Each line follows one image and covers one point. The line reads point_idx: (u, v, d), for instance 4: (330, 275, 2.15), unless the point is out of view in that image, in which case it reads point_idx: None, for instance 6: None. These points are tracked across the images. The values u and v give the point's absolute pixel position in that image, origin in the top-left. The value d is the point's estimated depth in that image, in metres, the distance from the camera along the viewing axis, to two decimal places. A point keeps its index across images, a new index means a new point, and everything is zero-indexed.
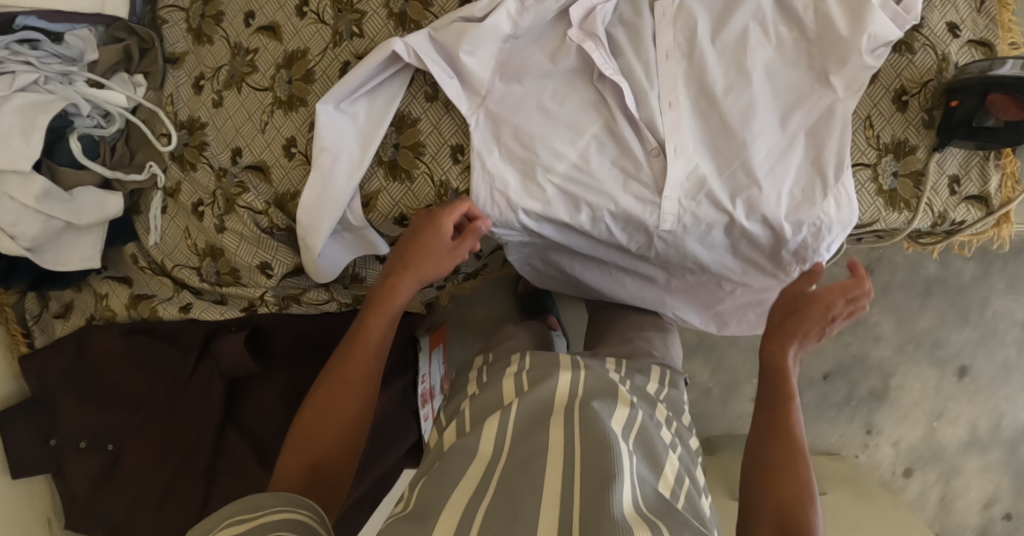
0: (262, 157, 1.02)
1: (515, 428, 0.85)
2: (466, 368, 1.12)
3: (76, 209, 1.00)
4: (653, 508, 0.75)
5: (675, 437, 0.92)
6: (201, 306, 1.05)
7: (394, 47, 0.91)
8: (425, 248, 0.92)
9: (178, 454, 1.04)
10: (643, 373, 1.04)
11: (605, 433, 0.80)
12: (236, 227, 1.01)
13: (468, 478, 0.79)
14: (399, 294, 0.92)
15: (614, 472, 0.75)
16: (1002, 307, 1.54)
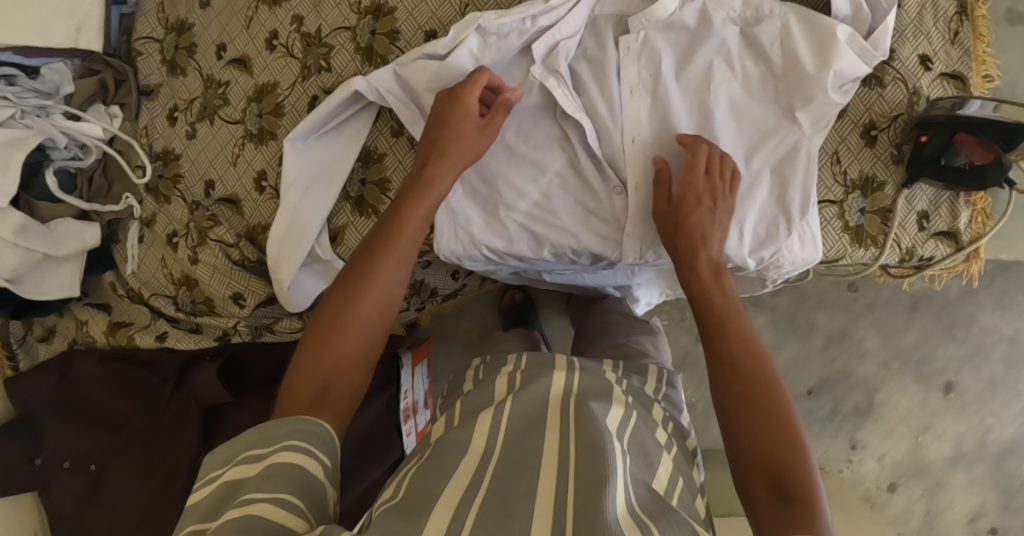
0: (234, 189, 1.03)
1: (509, 424, 0.81)
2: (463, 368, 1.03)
3: (55, 241, 1.02)
4: (648, 511, 0.72)
5: (672, 435, 0.89)
6: (177, 335, 1.07)
7: (356, 86, 0.93)
8: (449, 127, 0.88)
9: (159, 476, 1.06)
10: (640, 374, 1.00)
11: (600, 433, 0.77)
12: (209, 259, 1.03)
13: (457, 476, 0.75)
14: (435, 177, 0.88)
15: (607, 473, 0.72)
16: (989, 322, 1.52)
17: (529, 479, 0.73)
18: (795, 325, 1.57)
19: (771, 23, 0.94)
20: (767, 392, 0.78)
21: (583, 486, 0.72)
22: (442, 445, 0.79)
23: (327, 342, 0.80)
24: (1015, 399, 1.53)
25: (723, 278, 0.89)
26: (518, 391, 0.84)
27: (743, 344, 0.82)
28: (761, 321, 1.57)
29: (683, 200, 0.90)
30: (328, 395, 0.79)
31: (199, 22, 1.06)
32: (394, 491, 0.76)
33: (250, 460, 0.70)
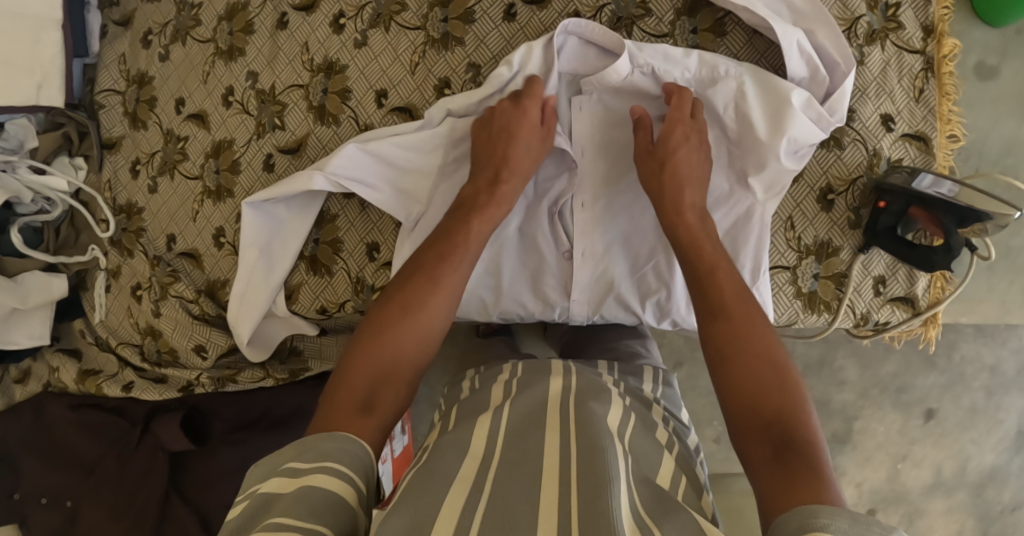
0: (194, 244, 1.05)
1: (509, 424, 0.77)
2: (456, 380, 1.00)
3: (24, 293, 1.05)
4: (654, 515, 0.67)
5: (672, 436, 0.84)
6: (142, 386, 1.10)
7: (316, 182, 0.92)
8: (512, 136, 0.88)
9: (128, 518, 1.10)
10: (636, 375, 0.95)
11: (599, 433, 0.73)
12: (171, 313, 1.06)
13: (461, 479, 0.71)
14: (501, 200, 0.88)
15: (608, 478, 0.67)
16: (970, 351, 1.44)
17: (529, 482, 0.69)
18: None
19: (724, 85, 0.90)
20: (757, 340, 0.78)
21: (587, 490, 0.66)
22: (442, 449, 0.76)
23: (387, 334, 0.79)
24: (996, 427, 1.44)
25: (706, 223, 0.88)
26: (516, 395, 0.81)
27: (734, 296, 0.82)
28: None
29: (669, 141, 0.88)
30: (377, 395, 0.76)
31: (159, 75, 1.07)
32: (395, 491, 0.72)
33: (290, 474, 0.65)
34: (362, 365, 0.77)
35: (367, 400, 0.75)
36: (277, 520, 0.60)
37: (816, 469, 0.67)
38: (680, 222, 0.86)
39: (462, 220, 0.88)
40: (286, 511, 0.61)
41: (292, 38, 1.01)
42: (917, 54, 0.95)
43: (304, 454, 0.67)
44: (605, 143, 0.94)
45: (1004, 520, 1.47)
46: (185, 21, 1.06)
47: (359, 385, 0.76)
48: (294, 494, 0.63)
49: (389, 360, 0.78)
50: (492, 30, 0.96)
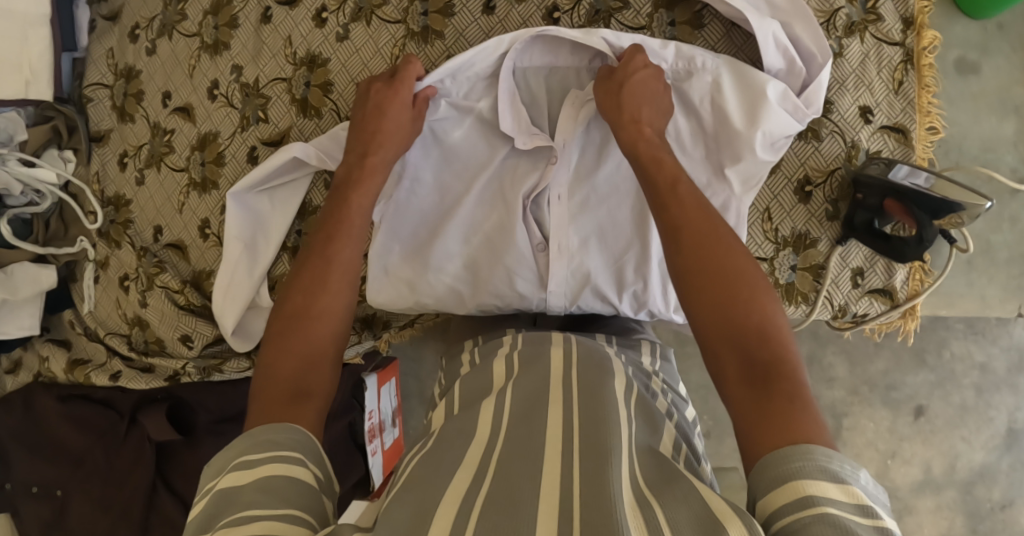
0: (180, 236, 1.06)
1: (513, 408, 0.75)
2: (456, 353, 1.03)
3: (13, 285, 1.07)
4: (655, 485, 0.66)
5: (670, 406, 0.85)
6: (129, 376, 1.11)
7: (294, 152, 0.93)
8: (385, 115, 0.90)
9: (116, 507, 1.14)
10: (634, 348, 0.95)
11: (603, 403, 0.73)
12: (157, 304, 1.07)
13: (463, 465, 0.69)
14: (377, 170, 0.90)
15: (610, 449, 0.67)
16: (960, 349, 1.43)
17: (535, 453, 0.68)
18: None
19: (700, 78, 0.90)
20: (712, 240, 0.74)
21: (592, 461, 0.66)
22: (448, 435, 0.76)
23: (306, 315, 0.79)
24: (986, 424, 1.44)
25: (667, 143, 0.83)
26: (519, 376, 0.80)
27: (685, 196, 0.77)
28: None
29: (628, 66, 0.87)
30: (306, 381, 0.75)
31: (146, 69, 1.09)
32: (397, 482, 0.73)
33: (247, 470, 0.64)
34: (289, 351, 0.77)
35: (298, 388, 0.74)
36: (253, 505, 0.60)
37: (795, 394, 0.65)
38: (637, 136, 0.83)
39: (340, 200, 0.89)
40: (261, 499, 0.61)
41: (276, 32, 1.02)
42: (896, 46, 0.95)
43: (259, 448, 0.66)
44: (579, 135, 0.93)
45: (994, 517, 1.45)
46: (171, 15, 1.08)
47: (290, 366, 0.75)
48: (261, 483, 0.62)
49: (310, 338, 0.78)
50: (471, 24, 0.96)
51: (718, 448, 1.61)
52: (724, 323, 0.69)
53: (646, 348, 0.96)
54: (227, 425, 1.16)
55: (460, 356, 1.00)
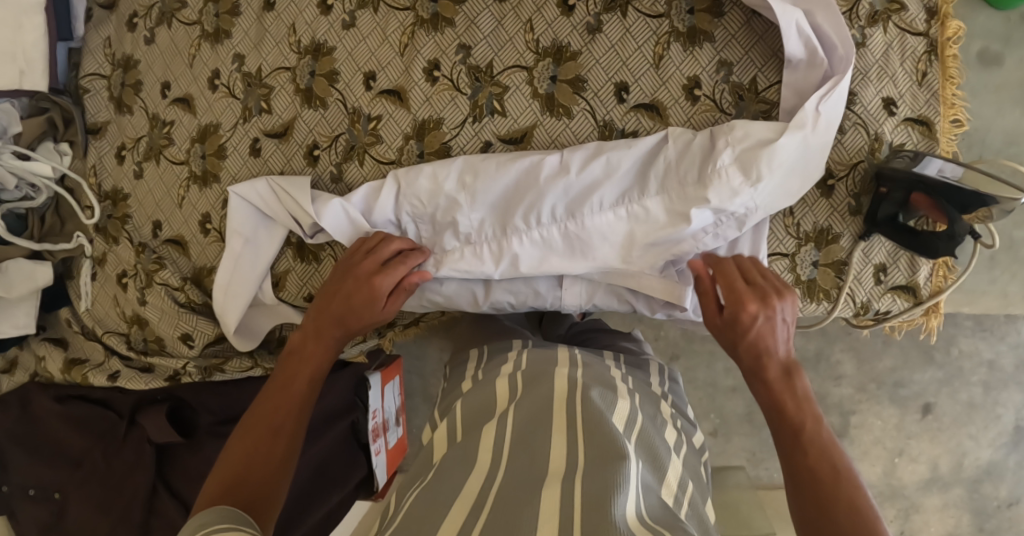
0: (181, 230, 1.03)
1: (515, 428, 0.81)
2: (460, 361, 1.08)
3: (8, 282, 1.03)
4: (659, 521, 0.70)
5: (679, 438, 0.91)
6: (128, 375, 1.08)
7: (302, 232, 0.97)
8: (360, 301, 0.89)
9: (116, 508, 1.12)
10: (643, 369, 1.06)
11: (612, 431, 0.77)
12: (156, 302, 1.03)
13: (464, 497, 0.75)
14: (333, 339, 0.91)
15: (618, 482, 0.71)
16: (968, 346, 1.39)
17: (534, 486, 0.73)
18: None
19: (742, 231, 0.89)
20: (842, 505, 0.69)
21: (594, 494, 0.69)
22: (447, 467, 0.81)
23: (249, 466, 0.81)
24: (994, 422, 1.41)
25: (797, 377, 0.79)
26: (522, 397, 0.84)
27: (812, 440, 0.75)
28: None
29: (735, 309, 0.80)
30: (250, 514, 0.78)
31: (145, 59, 1.05)
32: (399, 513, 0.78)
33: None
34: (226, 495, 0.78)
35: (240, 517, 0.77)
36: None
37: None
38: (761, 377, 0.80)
39: (297, 358, 0.91)
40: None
41: (279, 20, 0.99)
42: (920, 36, 0.92)
43: (212, 521, 0.71)
44: (597, 177, 0.88)
45: (1000, 515, 1.44)
46: (171, 3, 1.04)
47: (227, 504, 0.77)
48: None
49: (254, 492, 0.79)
50: (483, 12, 0.93)
51: (724, 446, 1.59)
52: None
53: (655, 373, 1.07)
54: (228, 426, 1.13)
55: (463, 368, 1.05)
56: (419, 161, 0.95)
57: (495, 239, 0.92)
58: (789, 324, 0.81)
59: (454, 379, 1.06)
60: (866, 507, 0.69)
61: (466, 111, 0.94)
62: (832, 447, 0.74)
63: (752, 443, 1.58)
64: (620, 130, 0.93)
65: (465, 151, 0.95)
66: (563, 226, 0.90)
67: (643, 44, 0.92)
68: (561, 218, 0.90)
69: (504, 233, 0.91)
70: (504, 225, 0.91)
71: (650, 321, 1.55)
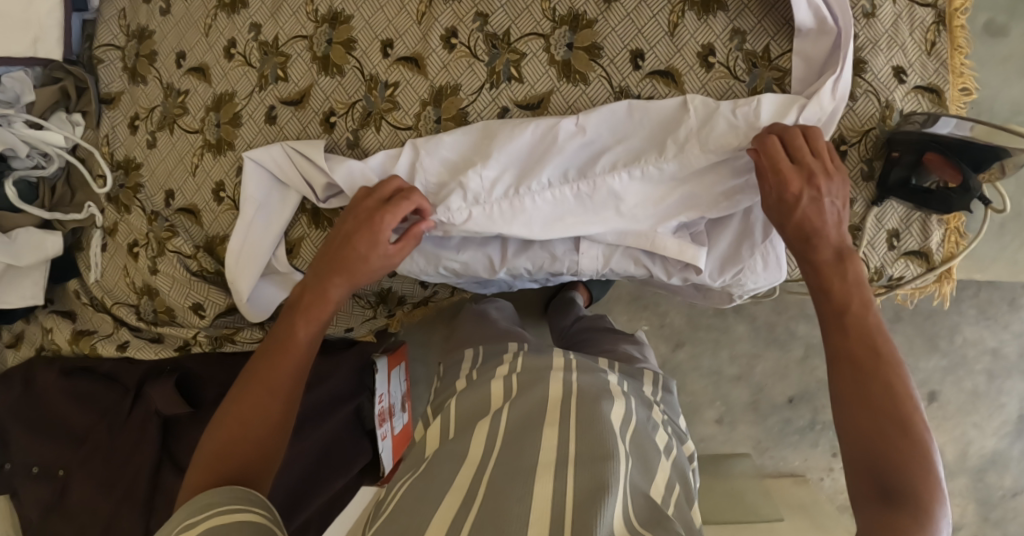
0: (193, 200, 1.02)
1: (509, 423, 0.90)
2: (456, 363, 1.15)
3: (17, 250, 1.03)
4: (645, 523, 0.81)
5: (670, 440, 0.99)
6: (138, 345, 1.07)
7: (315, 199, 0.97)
8: (359, 252, 0.89)
9: (120, 487, 1.10)
10: (637, 378, 1.14)
11: (603, 434, 0.87)
12: (168, 270, 1.02)
13: (454, 489, 0.84)
14: (330, 299, 0.91)
15: (609, 485, 0.80)
16: (973, 334, 1.40)
17: (528, 477, 0.82)
18: (774, 335, 1.52)
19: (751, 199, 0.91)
20: (881, 388, 0.72)
21: (583, 494, 0.80)
22: (454, 459, 0.88)
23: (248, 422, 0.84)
24: (998, 411, 1.42)
25: (848, 262, 0.79)
26: (519, 396, 0.93)
27: (856, 320, 0.77)
28: (740, 329, 1.52)
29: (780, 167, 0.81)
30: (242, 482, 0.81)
31: (160, 29, 1.06)
32: (390, 505, 0.86)
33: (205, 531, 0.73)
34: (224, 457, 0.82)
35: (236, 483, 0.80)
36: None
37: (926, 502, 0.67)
38: (813, 249, 0.80)
39: (291, 317, 0.91)
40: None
41: None
42: (928, 7, 0.94)
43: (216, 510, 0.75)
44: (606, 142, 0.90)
45: (1004, 505, 1.44)
46: None
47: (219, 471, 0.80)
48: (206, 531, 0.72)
49: (247, 458, 0.82)
50: None
51: (730, 434, 1.57)
52: (881, 450, 0.70)
53: (648, 382, 1.14)
54: None
55: (458, 367, 1.13)
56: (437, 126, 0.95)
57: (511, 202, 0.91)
58: (840, 202, 0.82)
59: (449, 378, 1.13)
60: (906, 396, 0.72)
61: (483, 78, 0.94)
62: (879, 334, 0.75)
63: (757, 432, 1.57)
64: (636, 96, 0.94)
65: (482, 117, 0.95)
66: (578, 188, 0.90)
67: (659, 12, 0.93)
68: (573, 177, 0.91)
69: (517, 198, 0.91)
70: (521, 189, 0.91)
71: (656, 309, 1.52)
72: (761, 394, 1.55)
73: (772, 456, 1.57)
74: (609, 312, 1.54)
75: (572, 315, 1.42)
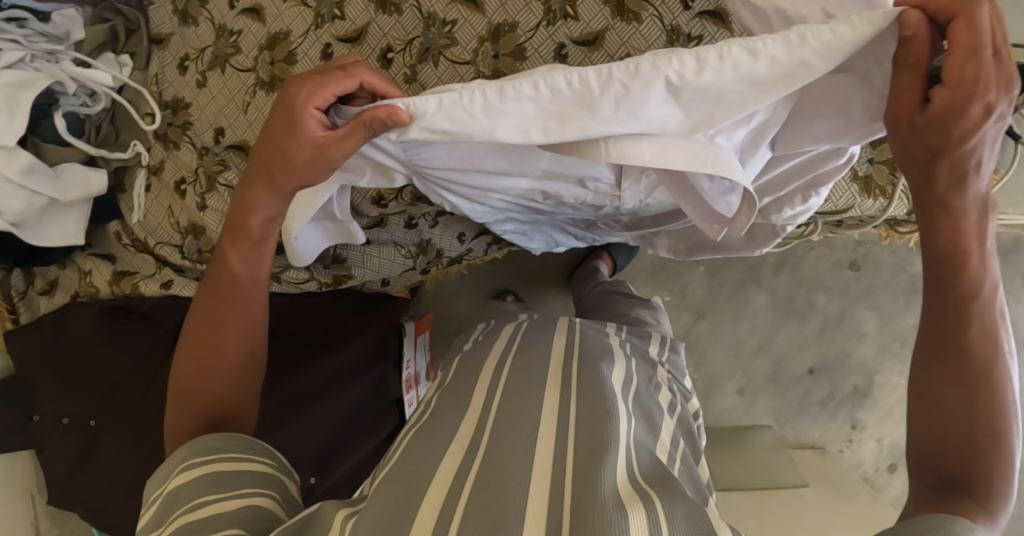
0: (245, 136, 1.02)
1: (507, 386, 0.93)
2: (463, 340, 1.22)
3: (62, 185, 1.01)
4: (650, 473, 0.78)
5: (673, 399, 1.03)
6: (183, 282, 1.06)
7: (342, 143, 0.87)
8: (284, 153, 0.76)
9: (150, 437, 1.07)
10: (644, 338, 1.18)
11: (604, 394, 0.88)
12: (217, 205, 1.02)
13: (457, 440, 0.84)
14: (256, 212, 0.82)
15: (607, 443, 0.79)
16: None
17: (533, 432, 0.82)
18: (794, 306, 1.54)
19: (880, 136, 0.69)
20: (983, 390, 0.65)
21: (585, 451, 0.79)
22: (505, 408, 0.88)
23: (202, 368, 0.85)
24: None
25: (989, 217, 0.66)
26: (518, 363, 0.99)
27: (981, 305, 0.66)
28: (760, 299, 1.54)
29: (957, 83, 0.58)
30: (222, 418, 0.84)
31: None
32: (391, 462, 0.85)
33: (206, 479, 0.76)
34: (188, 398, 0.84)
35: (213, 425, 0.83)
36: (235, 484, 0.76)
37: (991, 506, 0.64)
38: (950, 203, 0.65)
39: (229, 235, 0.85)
40: (213, 493, 0.74)
41: None
42: None
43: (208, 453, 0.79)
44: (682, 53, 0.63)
45: None
46: None
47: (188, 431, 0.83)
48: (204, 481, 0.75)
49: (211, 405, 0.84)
50: None
51: (751, 406, 1.59)
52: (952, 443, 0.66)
53: (654, 343, 1.18)
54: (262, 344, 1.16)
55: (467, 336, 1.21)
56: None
57: (516, 106, 0.65)
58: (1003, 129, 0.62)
59: (456, 348, 1.20)
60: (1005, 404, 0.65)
61: (540, 16, 0.95)
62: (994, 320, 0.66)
63: (779, 404, 1.58)
64: (687, 34, 0.94)
65: (539, 55, 0.96)
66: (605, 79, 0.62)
67: None
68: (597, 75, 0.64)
69: (522, 97, 0.65)
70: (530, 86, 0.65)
71: (677, 280, 1.54)
72: (781, 364, 1.56)
73: (793, 429, 1.59)
74: (631, 280, 1.56)
75: (591, 279, 1.44)
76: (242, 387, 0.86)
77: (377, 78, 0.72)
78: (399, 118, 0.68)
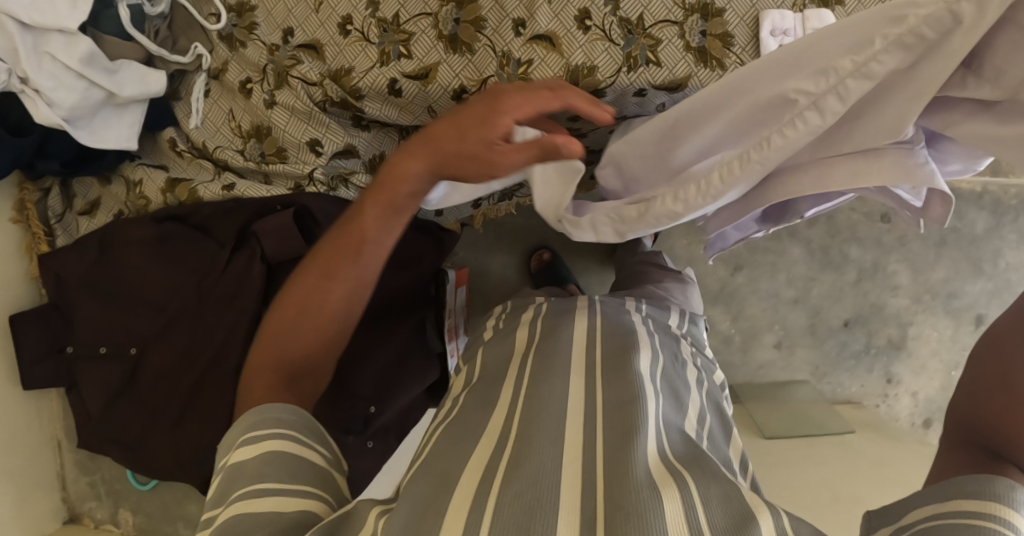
0: (316, 35, 0.94)
1: (530, 364, 0.86)
2: (484, 319, 1.10)
3: (119, 81, 0.95)
4: (682, 456, 0.70)
5: (699, 374, 0.93)
6: (246, 184, 1.03)
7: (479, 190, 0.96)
8: (463, 142, 0.77)
9: (204, 357, 1.03)
10: (665, 309, 1.08)
11: (630, 378, 0.80)
12: (288, 101, 0.96)
13: (486, 437, 0.74)
14: (402, 180, 0.82)
15: (635, 424, 0.71)
16: (1015, 259, 1.52)
17: (559, 420, 0.73)
18: (829, 257, 1.55)
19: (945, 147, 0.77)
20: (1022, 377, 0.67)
21: (615, 434, 0.71)
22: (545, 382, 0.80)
23: (308, 310, 0.86)
24: None
25: None
26: (540, 346, 0.89)
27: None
28: (796, 252, 1.55)
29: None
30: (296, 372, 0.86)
31: None
32: (415, 463, 0.74)
33: (265, 465, 0.70)
34: (270, 338, 0.86)
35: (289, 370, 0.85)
36: (291, 467, 0.70)
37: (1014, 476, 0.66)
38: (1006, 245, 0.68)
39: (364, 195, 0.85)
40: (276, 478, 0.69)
41: None
42: None
43: (262, 430, 0.74)
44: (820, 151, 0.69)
45: None
46: None
47: (270, 380, 0.83)
48: (270, 460, 0.70)
49: (276, 365, 0.85)
50: None
51: (789, 359, 1.59)
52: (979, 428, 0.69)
53: (674, 314, 1.09)
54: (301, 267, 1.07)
55: (485, 320, 1.09)
56: (581, 23, 0.86)
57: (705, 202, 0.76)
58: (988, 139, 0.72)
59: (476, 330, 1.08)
60: None
61: None
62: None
63: (816, 356, 1.59)
64: None
65: None
66: (750, 156, 0.71)
67: None
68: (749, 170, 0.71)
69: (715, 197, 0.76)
70: (711, 172, 0.73)
71: None
72: (818, 317, 1.57)
73: (830, 383, 1.59)
74: (668, 234, 1.57)
75: (633, 251, 1.42)
76: (320, 347, 0.87)
77: (587, 104, 0.73)
78: (574, 150, 0.71)
